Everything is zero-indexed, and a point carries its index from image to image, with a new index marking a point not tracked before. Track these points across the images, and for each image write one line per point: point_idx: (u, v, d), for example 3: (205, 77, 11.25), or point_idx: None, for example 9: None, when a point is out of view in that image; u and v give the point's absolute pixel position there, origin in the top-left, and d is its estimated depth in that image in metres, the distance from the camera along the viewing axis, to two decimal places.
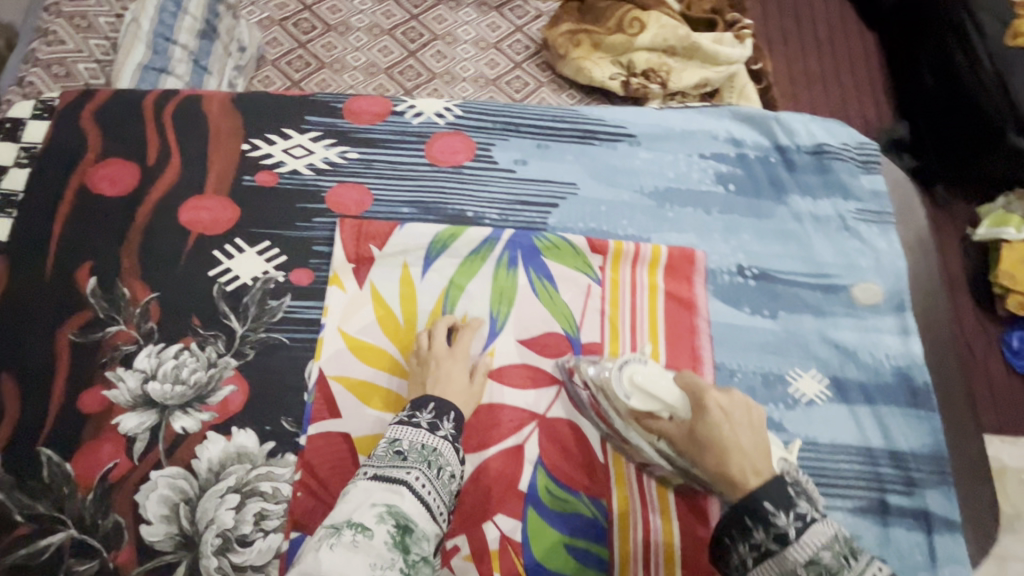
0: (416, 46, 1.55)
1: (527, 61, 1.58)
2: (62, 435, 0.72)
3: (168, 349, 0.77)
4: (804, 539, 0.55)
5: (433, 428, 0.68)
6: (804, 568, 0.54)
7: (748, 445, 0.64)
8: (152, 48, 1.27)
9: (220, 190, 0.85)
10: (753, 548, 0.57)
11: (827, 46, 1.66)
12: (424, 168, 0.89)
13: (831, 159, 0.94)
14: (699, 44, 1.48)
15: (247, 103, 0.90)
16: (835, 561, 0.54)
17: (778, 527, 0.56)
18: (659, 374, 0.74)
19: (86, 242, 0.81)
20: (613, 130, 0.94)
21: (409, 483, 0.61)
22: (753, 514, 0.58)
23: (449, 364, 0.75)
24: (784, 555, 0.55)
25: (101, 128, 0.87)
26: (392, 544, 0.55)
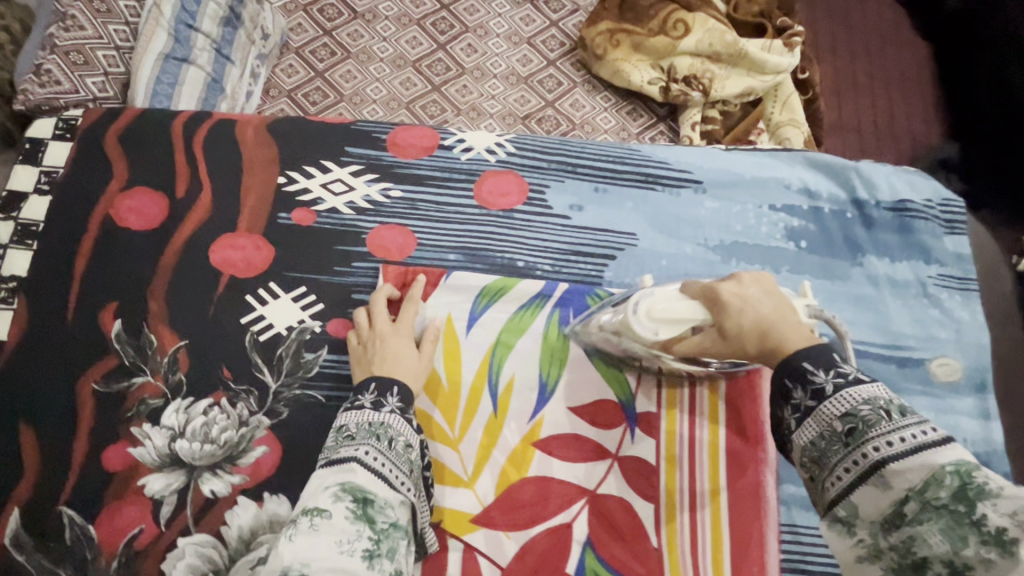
0: (446, 38, 1.46)
1: (561, 59, 1.49)
2: (85, 495, 0.68)
3: (197, 405, 0.72)
4: (843, 395, 0.52)
5: (377, 405, 0.64)
6: (840, 421, 0.51)
7: (773, 315, 0.61)
8: (174, 36, 1.15)
9: (254, 229, 0.79)
10: (794, 409, 0.55)
11: (877, 55, 1.63)
12: (473, 211, 0.82)
13: (914, 218, 0.86)
14: (746, 51, 1.38)
15: (283, 131, 0.84)
16: (875, 414, 0.50)
17: (815, 385, 0.54)
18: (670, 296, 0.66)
19: (111, 281, 0.76)
20: (678, 175, 0.86)
21: (361, 458, 0.58)
22: (791, 374, 0.56)
23: (394, 342, 0.70)
24: (821, 412, 0.53)
25: (127, 152, 0.81)
26: (354, 517, 0.53)
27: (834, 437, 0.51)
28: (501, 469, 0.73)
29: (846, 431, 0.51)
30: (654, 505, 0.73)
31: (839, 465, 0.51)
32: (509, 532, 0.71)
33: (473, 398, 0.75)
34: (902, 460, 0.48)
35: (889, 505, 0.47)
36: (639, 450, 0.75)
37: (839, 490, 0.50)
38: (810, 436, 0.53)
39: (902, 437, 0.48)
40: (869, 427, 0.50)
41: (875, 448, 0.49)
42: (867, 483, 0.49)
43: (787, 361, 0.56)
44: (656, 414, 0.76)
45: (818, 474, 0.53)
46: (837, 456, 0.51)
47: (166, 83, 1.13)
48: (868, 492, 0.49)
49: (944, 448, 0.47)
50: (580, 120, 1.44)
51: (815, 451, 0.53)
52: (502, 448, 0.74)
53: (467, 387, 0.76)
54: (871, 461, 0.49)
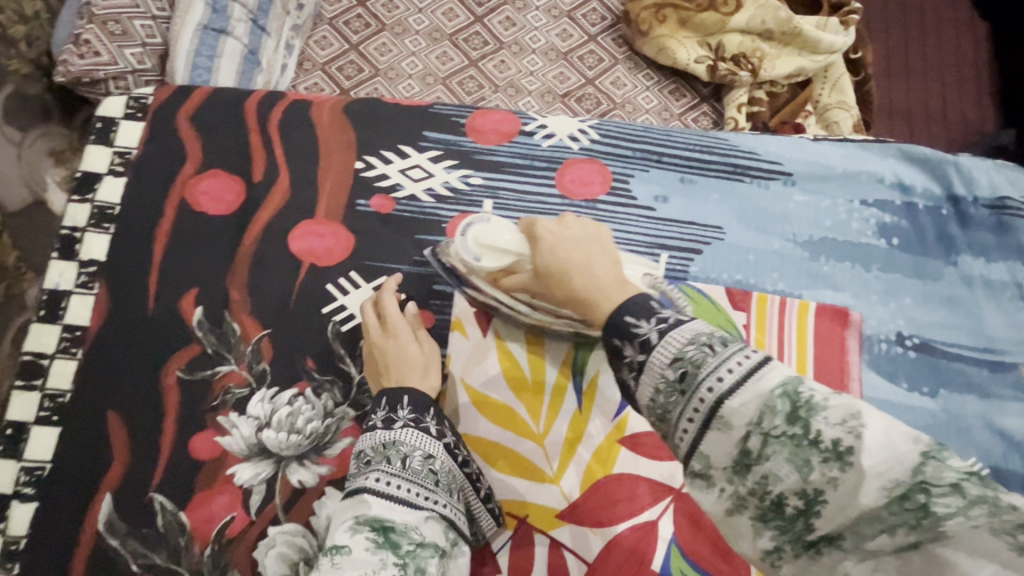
0: (483, 10, 1.40)
1: (603, 35, 1.43)
2: (176, 483, 0.68)
3: (282, 394, 0.71)
4: (668, 340, 0.45)
5: (389, 422, 0.62)
6: (670, 369, 0.44)
7: (581, 259, 0.59)
8: (211, 6, 1.11)
9: (334, 216, 0.77)
10: (630, 369, 0.48)
11: (933, 36, 1.56)
12: (555, 201, 0.80)
13: (1013, 217, 0.82)
14: (800, 29, 1.32)
15: (357, 113, 0.81)
16: (701, 353, 0.43)
17: (640, 336, 0.47)
18: (503, 226, 0.67)
19: (191, 266, 0.74)
20: (767, 166, 0.83)
21: (373, 487, 0.56)
22: (619, 333, 0.49)
23: (394, 344, 0.69)
24: (651, 365, 0.46)
25: (199, 134, 0.79)
26: (375, 546, 0.50)
27: (670, 388, 0.44)
28: (586, 465, 0.72)
29: (679, 378, 0.44)
30: None
31: (683, 416, 0.43)
32: (597, 528, 0.70)
33: (557, 394, 0.74)
34: (736, 393, 0.40)
35: (734, 447, 0.40)
36: None
37: (688, 445, 0.43)
38: (650, 394, 0.46)
39: (729, 368, 0.41)
40: (698, 368, 0.43)
41: (709, 389, 0.41)
42: (710, 429, 0.41)
43: (612, 323, 0.50)
44: None
45: (669, 432, 0.45)
46: (677, 409, 0.44)
47: (205, 55, 1.08)
48: (714, 438, 0.41)
49: (771, 370, 0.40)
50: (621, 99, 1.39)
51: (659, 407, 0.45)
52: (588, 445, 0.73)
53: (550, 382, 0.75)
54: (707, 403, 0.41)
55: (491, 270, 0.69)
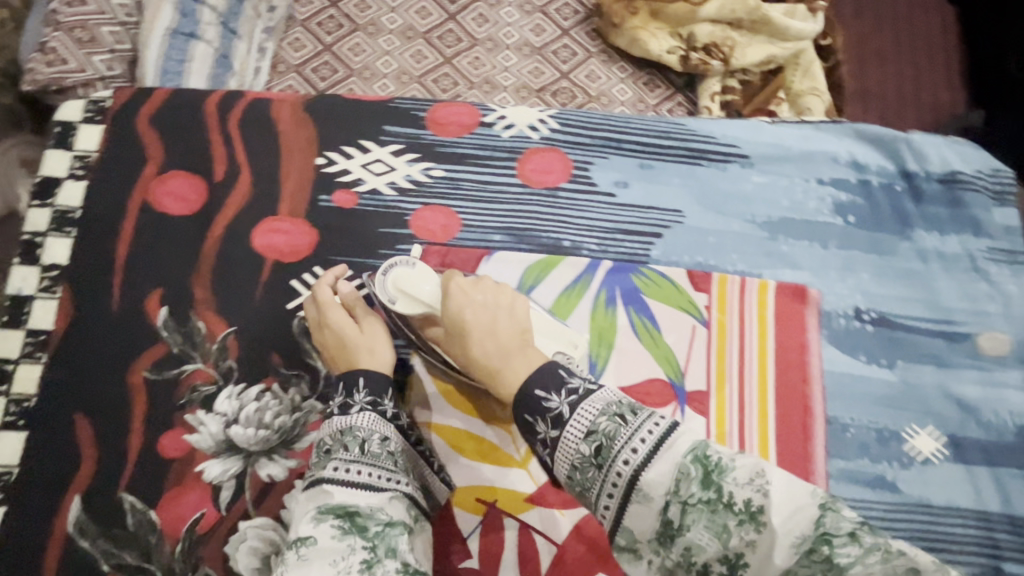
0: (456, 7, 1.41)
1: (576, 28, 1.44)
2: (145, 482, 0.68)
3: (249, 390, 0.72)
4: (579, 413, 0.52)
5: (346, 408, 0.64)
6: (584, 441, 0.51)
7: (489, 324, 0.65)
8: (180, 10, 1.11)
9: (297, 212, 0.77)
10: (544, 443, 0.54)
11: (903, 22, 1.61)
12: (516, 190, 0.81)
13: (964, 190, 0.85)
14: (770, 17, 1.34)
15: (320, 109, 0.81)
16: (612, 424, 0.50)
17: (552, 412, 0.54)
18: (424, 275, 0.71)
19: (154, 267, 0.75)
20: (725, 149, 0.84)
21: (333, 476, 0.57)
22: (529, 411, 0.56)
23: (339, 330, 0.70)
24: (565, 441, 0.52)
25: (160, 134, 0.79)
26: (341, 533, 0.52)
27: (587, 463, 0.50)
28: None
29: (594, 453, 0.50)
30: None
31: (603, 492, 0.49)
32: (563, 509, 0.72)
33: None
34: (650, 465, 0.47)
35: (655, 518, 0.46)
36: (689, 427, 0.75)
37: (613, 519, 0.49)
38: (569, 469, 0.52)
39: (642, 439, 0.48)
40: (611, 442, 0.49)
41: (624, 462, 0.48)
42: (630, 502, 0.47)
43: (523, 400, 0.56)
44: (706, 393, 0.77)
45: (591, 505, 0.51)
46: (597, 485, 0.50)
47: (175, 60, 1.08)
48: (636, 510, 0.47)
49: (679, 437, 0.48)
50: (595, 92, 1.40)
51: (579, 485, 0.51)
52: None
53: None
54: (625, 476, 0.48)
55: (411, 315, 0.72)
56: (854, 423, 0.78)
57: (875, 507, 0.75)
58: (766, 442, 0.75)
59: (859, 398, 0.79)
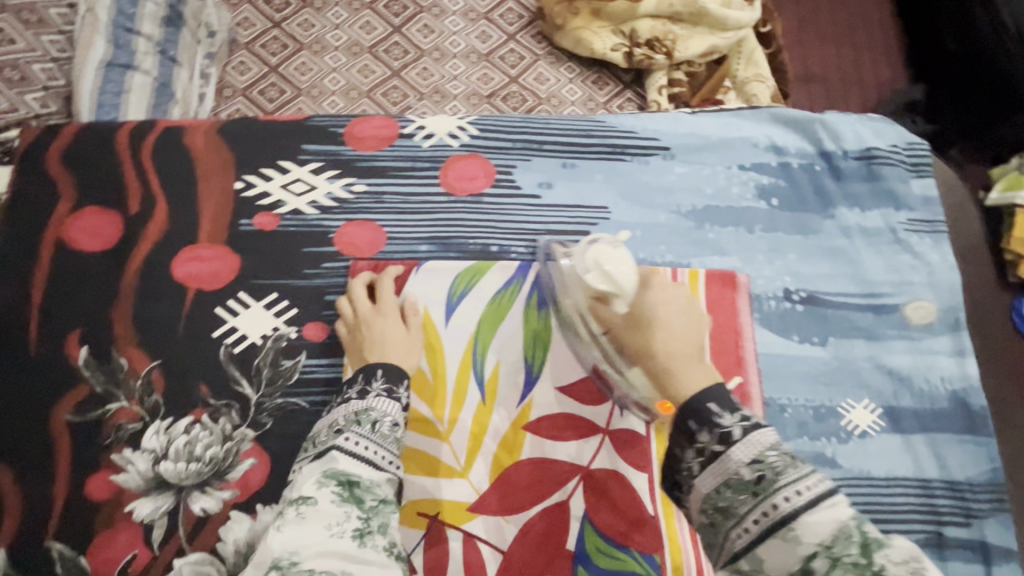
0: (401, 19, 1.41)
1: (521, 32, 1.45)
2: (73, 528, 0.67)
3: (177, 424, 0.70)
4: (750, 439, 0.52)
5: (364, 393, 0.63)
6: (746, 467, 0.51)
7: (672, 326, 0.61)
8: (113, 42, 1.13)
9: (217, 238, 0.76)
10: (699, 453, 0.53)
11: (840, 9, 1.80)
12: (440, 199, 0.81)
13: (881, 165, 0.87)
14: (707, 10, 1.35)
15: (234, 133, 0.81)
16: (781, 461, 0.50)
17: (722, 428, 0.53)
18: (623, 260, 0.65)
19: (73, 307, 0.73)
20: (646, 143, 0.85)
21: (342, 445, 0.56)
22: (698, 415, 0.54)
23: (380, 323, 0.71)
24: (730, 457, 0.52)
25: (71, 171, 0.78)
26: (340, 500, 0.52)
27: (742, 486, 0.50)
28: (493, 456, 0.73)
29: (755, 480, 0.50)
30: (647, 475, 0.74)
31: (748, 516, 0.49)
32: (507, 515, 0.71)
33: (460, 389, 0.75)
34: (810, 510, 0.47)
35: (796, 562, 0.46)
36: (629, 422, 0.76)
37: (745, 541, 0.49)
38: (716, 483, 0.52)
39: (806, 486, 0.48)
40: (777, 475, 0.49)
41: (785, 498, 0.48)
42: (774, 536, 0.48)
43: (683, 402, 0.55)
44: None
45: (722, 523, 0.51)
46: (747, 506, 0.50)
47: (111, 92, 1.10)
48: (775, 546, 0.47)
49: (841, 498, 0.48)
50: (545, 94, 1.41)
51: (722, 500, 0.51)
52: (493, 435, 0.74)
53: (452, 380, 0.75)
54: (781, 511, 0.48)
55: (587, 289, 0.65)
56: (792, 403, 0.79)
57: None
58: None
59: (795, 378, 0.80)
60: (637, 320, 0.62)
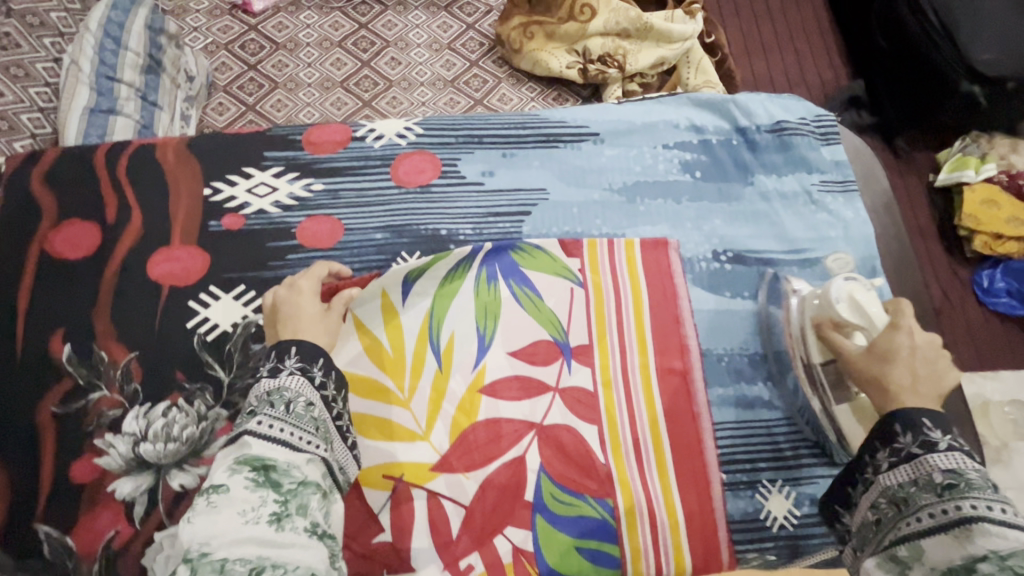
0: (369, 55, 1.53)
1: (483, 58, 1.57)
2: (59, 510, 0.71)
3: (155, 408, 0.76)
4: (953, 454, 0.58)
5: (276, 371, 0.62)
6: (941, 472, 0.57)
7: (916, 364, 0.66)
8: (96, 90, 1.21)
9: (188, 240, 0.84)
10: (892, 453, 0.61)
11: (780, 16, 1.95)
12: (392, 192, 0.89)
13: (792, 135, 0.96)
14: (651, 25, 1.47)
15: (200, 148, 0.89)
16: (980, 481, 0.56)
17: (928, 438, 0.60)
18: (871, 298, 0.73)
19: (56, 310, 0.79)
20: (577, 130, 0.95)
21: (254, 429, 0.56)
22: (905, 421, 0.62)
23: (300, 302, 0.73)
24: (925, 460, 0.59)
25: (52, 190, 0.85)
26: (254, 485, 0.51)
27: (929, 486, 0.57)
28: (452, 418, 0.78)
29: (945, 485, 0.56)
30: (597, 427, 0.79)
31: (926, 509, 0.56)
32: (467, 473, 0.76)
33: (417, 358, 0.80)
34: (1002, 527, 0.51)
35: (961, 557, 0.51)
36: (577, 379, 0.81)
37: (912, 529, 0.56)
38: (903, 479, 0.60)
39: (997, 507, 0.53)
40: (965, 486, 0.56)
41: (972, 506, 0.54)
42: (944, 532, 0.53)
43: (896, 411, 0.63)
44: (589, 344, 0.83)
45: (899, 511, 0.58)
46: (925, 501, 0.57)
47: (95, 135, 1.18)
48: (943, 541, 0.53)
49: None
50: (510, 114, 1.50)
51: (904, 491, 0.59)
52: (452, 400, 0.79)
53: (411, 353, 0.80)
54: (964, 513, 0.53)
55: (828, 316, 0.75)
56: (728, 352, 0.85)
57: (741, 425, 0.82)
58: (648, 379, 0.82)
59: (728, 332, 0.86)
60: (878, 352, 0.67)
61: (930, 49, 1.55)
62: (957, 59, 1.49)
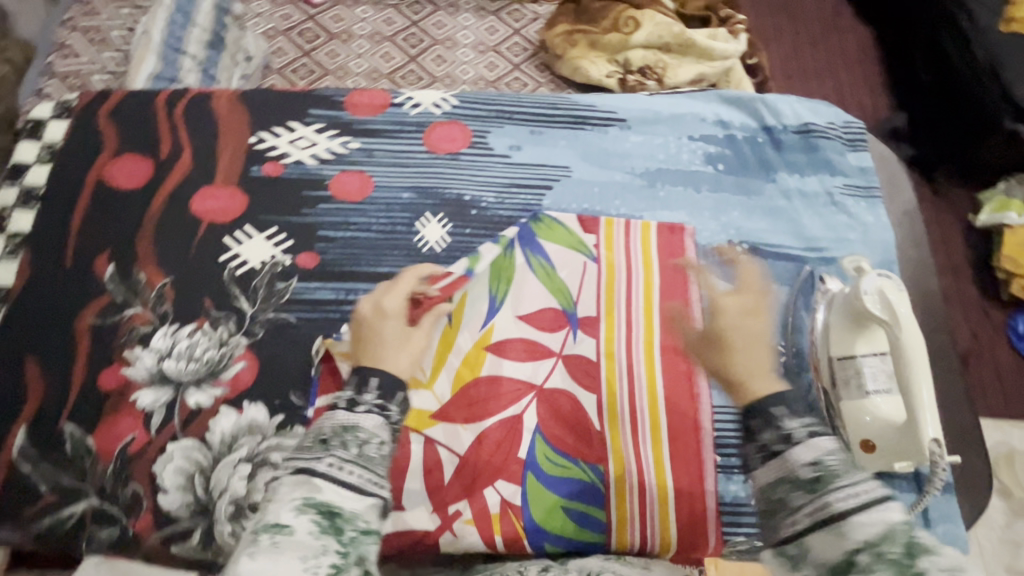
0: (417, 51, 1.59)
1: (526, 63, 1.60)
2: (85, 411, 0.76)
3: (182, 329, 0.81)
4: (814, 442, 0.57)
5: (353, 405, 0.58)
6: (807, 467, 0.56)
7: (744, 341, 0.70)
8: (162, 59, 1.33)
9: (230, 182, 0.90)
10: (762, 450, 0.59)
11: (823, 42, 1.92)
12: (423, 155, 0.94)
13: (818, 138, 0.97)
14: (694, 40, 1.53)
15: (251, 100, 0.96)
16: (839, 465, 0.56)
17: (787, 429, 0.59)
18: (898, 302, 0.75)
19: (104, 233, 0.86)
20: (605, 115, 0.98)
21: (325, 472, 0.52)
22: (761, 412, 0.61)
23: (383, 324, 0.71)
24: (791, 456, 0.57)
25: (115, 126, 0.93)
26: (319, 531, 0.49)
27: (799, 484, 0.56)
28: (456, 371, 0.80)
29: (813, 479, 0.55)
30: (596, 396, 0.80)
31: (800, 509, 0.55)
32: (465, 424, 0.78)
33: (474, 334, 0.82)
34: (864, 510, 0.52)
35: (840, 554, 0.51)
36: (582, 348, 0.83)
37: (793, 531, 0.55)
38: (773, 477, 0.58)
39: (861, 490, 0.53)
40: (834, 475, 0.55)
41: (840, 496, 0.53)
42: (822, 530, 0.53)
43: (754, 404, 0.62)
44: (596, 317, 0.84)
45: (777, 514, 0.56)
46: (800, 502, 0.55)
47: None
48: (826, 538, 0.52)
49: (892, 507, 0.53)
50: None
51: (778, 492, 0.56)
52: (458, 353, 0.81)
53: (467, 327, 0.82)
54: (832, 508, 0.53)
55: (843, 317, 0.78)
56: None
57: None
58: (651, 358, 0.82)
59: None
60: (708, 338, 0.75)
61: (975, 83, 1.53)
62: (998, 91, 1.48)
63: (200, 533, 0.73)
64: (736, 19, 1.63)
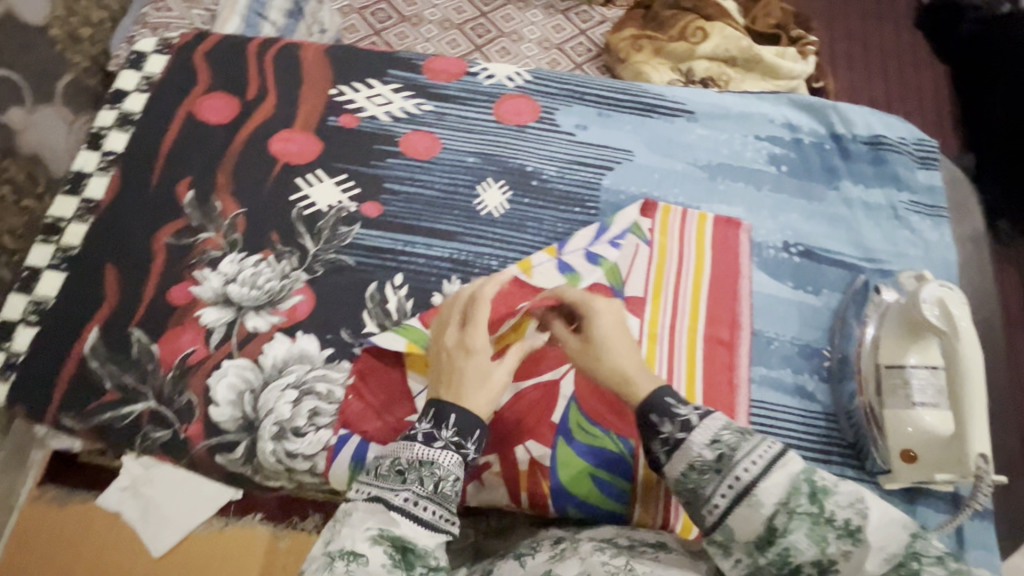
0: (482, 41, 1.63)
1: (587, 63, 1.64)
2: (153, 320, 0.81)
3: (249, 258, 0.85)
4: (705, 422, 0.60)
5: (431, 439, 0.60)
6: (707, 447, 0.59)
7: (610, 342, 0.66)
8: (246, 22, 1.34)
9: (308, 128, 0.94)
10: (664, 442, 0.60)
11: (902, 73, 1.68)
12: (492, 124, 0.96)
13: (888, 151, 0.96)
14: (760, 57, 1.52)
15: (336, 55, 1.00)
16: (733, 438, 0.58)
17: (680, 416, 0.60)
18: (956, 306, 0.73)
19: (188, 161, 0.91)
20: (674, 106, 0.99)
21: (403, 507, 0.57)
22: (659, 411, 0.61)
23: (469, 360, 0.65)
24: (689, 445, 0.59)
25: (208, 65, 0.99)
26: (391, 565, 0.54)
27: (705, 468, 0.58)
28: None
29: (715, 458, 0.58)
30: None
31: (715, 492, 0.57)
32: None
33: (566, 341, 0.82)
34: (765, 476, 0.56)
35: (761, 524, 0.55)
36: None
37: (716, 516, 0.57)
38: (684, 468, 0.59)
39: (755, 459, 0.56)
40: (733, 451, 0.57)
41: (743, 469, 0.56)
42: (742, 504, 0.56)
43: (652, 401, 0.61)
44: (643, 298, 0.82)
45: (695, 502, 0.58)
46: (711, 486, 0.57)
47: None
48: (741, 513, 0.56)
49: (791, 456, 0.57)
50: None
51: (690, 483, 0.59)
52: None
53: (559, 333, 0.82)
54: (742, 482, 0.56)
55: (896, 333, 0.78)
56: (778, 337, 0.86)
57: (779, 407, 0.82)
58: (693, 344, 0.82)
59: (782, 317, 0.87)
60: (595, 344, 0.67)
61: None
62: None
63: (244, 447, 0.76)
64: (806, 40, 1.60)
